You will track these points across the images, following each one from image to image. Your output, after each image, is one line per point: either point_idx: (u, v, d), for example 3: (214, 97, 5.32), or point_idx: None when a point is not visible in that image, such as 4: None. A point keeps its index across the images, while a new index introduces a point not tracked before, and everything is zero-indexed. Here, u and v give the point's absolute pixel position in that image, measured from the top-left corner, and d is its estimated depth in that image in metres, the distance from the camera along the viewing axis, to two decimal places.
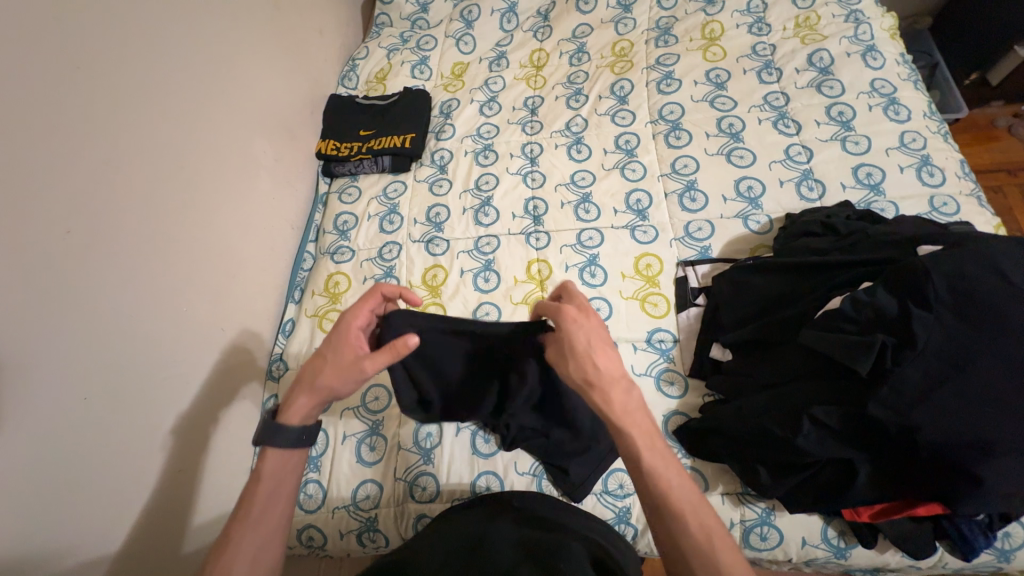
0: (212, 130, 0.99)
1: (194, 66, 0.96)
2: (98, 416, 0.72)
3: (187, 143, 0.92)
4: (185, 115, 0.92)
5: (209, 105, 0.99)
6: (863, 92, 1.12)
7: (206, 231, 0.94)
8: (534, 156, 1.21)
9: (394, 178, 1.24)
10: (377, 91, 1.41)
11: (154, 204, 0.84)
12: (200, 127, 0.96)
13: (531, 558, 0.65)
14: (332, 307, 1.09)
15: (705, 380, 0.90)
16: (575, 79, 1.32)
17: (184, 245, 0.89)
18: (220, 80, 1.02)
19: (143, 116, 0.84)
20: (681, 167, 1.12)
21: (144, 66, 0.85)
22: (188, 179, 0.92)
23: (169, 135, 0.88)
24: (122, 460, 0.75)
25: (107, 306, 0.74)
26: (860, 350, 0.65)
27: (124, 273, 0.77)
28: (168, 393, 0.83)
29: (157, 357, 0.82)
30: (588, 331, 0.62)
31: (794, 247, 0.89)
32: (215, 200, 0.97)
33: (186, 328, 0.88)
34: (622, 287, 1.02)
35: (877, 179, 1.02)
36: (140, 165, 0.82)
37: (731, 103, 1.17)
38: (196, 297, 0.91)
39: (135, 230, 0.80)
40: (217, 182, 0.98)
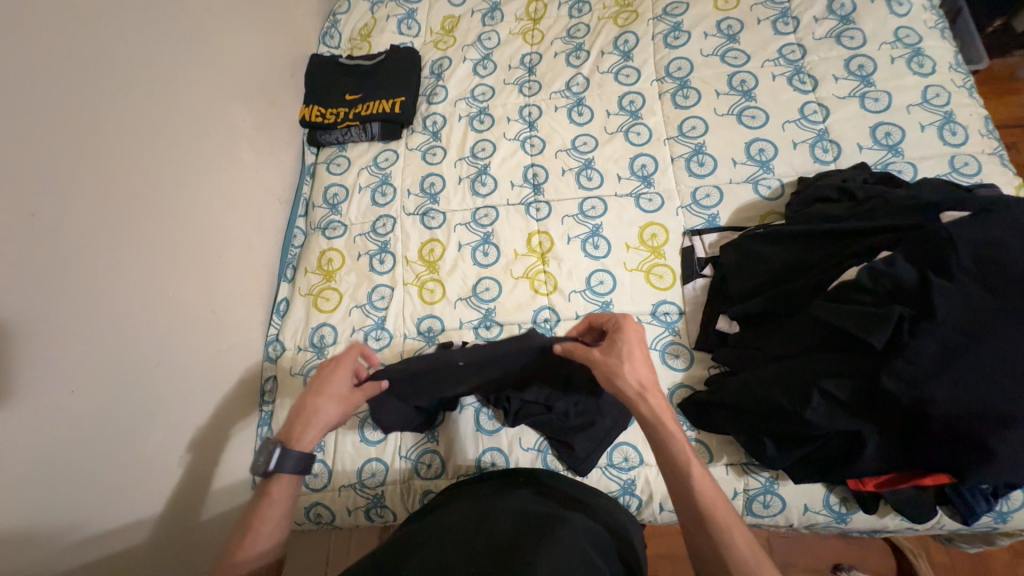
0: (184, 98, 0.91)
1: (158, 25, 0.87)
2: (90, 407, 0.71)
3: (159, 112, 0.85)
4: (153, 81, 0.85)
5: (178, 70, 0.91)
6: (886, 42, 1.04)
7: (188, 209, 0.89)
8: (533, 120, 1.14)
9: (384, 146, 1.17)
10: (362, 50, 1.31)
11: (128, 182, 0.78)
12: (171, 94, 0.88)
13: (530, 525, 0.66)
14: (327, 286, 1.05)
15: (711, 352, 0.88)
16: (575, 33, 1.22)
17: (166, 224, 0.85)
18: (188, 41, 0.93)
19: (107, 84, 0.77)
20: (689, 129, 1.06)
21: (101, 24, 0.76)
22: (164, 153, 0.86)
23: (138, 104, 0.81)
24: (119, 448, 0.74)
25: (88, 293, 0.71)
26: (876, 322, 0.63)
27: (101, 257, 0.73)
28: (161, 380, 0.82)
29: (146, 345, 0.79)
30: (642, 344, 0.67)
31: (808, 213, 0.84)
32: (194, 175, 0.92)
33: (175, 313, 0.85)
34: (627, 259, 0.99)
35: (897, 139, 0.96)
36: (108, 139, 0.76)
37: (744, 57, 1.09)
38: (184, 279, 0.87)
39: (111, 211, 0.75)
40: (195, 156, 0.92)
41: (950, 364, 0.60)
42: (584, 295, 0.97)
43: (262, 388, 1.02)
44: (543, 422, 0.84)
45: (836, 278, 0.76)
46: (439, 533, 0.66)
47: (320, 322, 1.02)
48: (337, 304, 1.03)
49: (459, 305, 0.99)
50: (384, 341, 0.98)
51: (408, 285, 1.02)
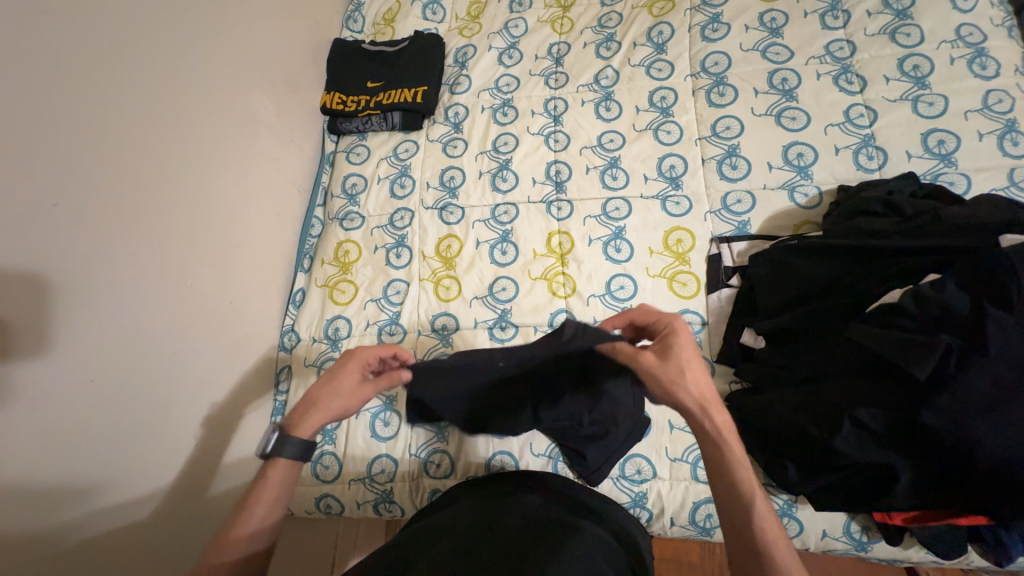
0: (204, 86, 0.91)
1: (176, 10, 0.86)
2: (112, 393, 0.73)
3: (178, 101, 0.85)
4: (171, 68, 0.84)
5: (198, 56, 0.90)
6: (946, 40, 0.96)
7: (206, 199, 0.89)
8: (558, 114, 1.10)
9: (405, 137, 1.15)
10: (385, 35, 1.27)
11: (146, 172, 0.79)
12: (190, 81, 0.88)
13: (535, 529, 0.65)
14: (343, 278, 1.04)
15: (733, 366, 0.85)
16: (606, 22, 1.17)
17: (184, 214, 0.85)
18: (209, 27, 0.93)
19: (125, 73, 0.77)
20: (723, 129, 1.00)
21: (118, 12, 0.76)
22: (183, 142, 0.85)
23: (155, 93, 0.81)
24: (135, 434, 0.76)
25: (106, 283, 0.72)
26: (922, 352, 0.60)
27: (119, 247, 0.74)
28: (178, 368, 0.83)
29: (164, 334, 0.81)
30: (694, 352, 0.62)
31: (848, 227, 0.79)
32: (214, 164, 0.91)
33: (193, 302, 0.86)
34: (649, 264, 0.96)
35: (950, 148, 0.89)
36: (126, 128, 0.76)
37: (787, 54, 1.02)
38: (201, 269, 0.88)
39: (128, 202, 0.76)
40: (214, 144, 0.92)
41: (999, 403, 0.57)
42: (603, 299, 0.94)
43: (276, 377, 1.02)
44: (557, 431, 0.81)
45: (874, 299, 0.72)
46: (451, 531, 0.65)
47: (335, 314, 1.01)
48: (353, 297, 1.02)
49: (475, 304, 0.97)
50: (398, 336, 0.97)
51: (424, 280, 1.01)
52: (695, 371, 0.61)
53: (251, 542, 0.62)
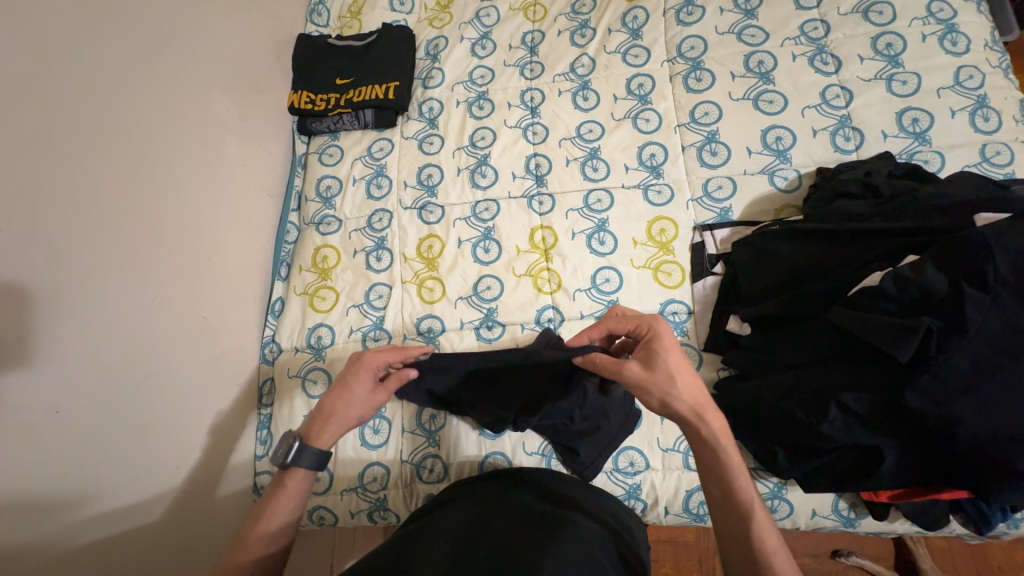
0: (159, 89, 0.85)
1: (121, 8, 0.80)
2: (82, 426, 0.69)
3: (131, 108, 0.79)
4: (120, 72, 0.79)
5: (149, 58, 0.84)
6: (917, 17, 0.96)
7: (169, 211, 0.84)
8: (535, 105, 1.07)
9: (379, 135, 1.11)
10: (352, 29, 1.22)
11: (102, 188, 0.74)
12: (143, 85, 0.82)
13: (531, 525, 0.64)
14: (323, 284, 1.01)
15: (720, 354, 0.86)
16: (580, 8, 1.14)
17: (147, 229, 0.80)
18: (160, 26, 0.87)
19: (68, 78, 0.71)
20: (702, 115, 0.99)
21: (56, 12, 0.70)
22: (141, 152, 0.80)
23: (105, 100, 0.76)
24: (111, 462, 0.73)
25: (65, 309, 0.68)
26: (903, 335, 0.60)
27: (79, 268, 0.70)
28: (154, 390, 0.79)
29: (135, 357, 0.77)
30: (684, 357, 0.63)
31: (828, 210, 0.79)
32: (176, 173, 0.86)
33: (164, 321, 0.82)
34: (633, 255, 0.95)
35: (924, 127, 0.90)
36: (74, 140, 0.71)
37: (762, 36, 1.01)
38: (171, 286, 0.84)
39: (82, 221, 0.71)
40: (174, 152, 0.87)
41: (979, 381, 0.58)
42: (589, 293, 0.94)
43: (259, 391, 0.99)
44: (548, 428, 0.82)
45: (858, 282, 0.72)
46: (442, 532, 0.64)
47: (316, 322, 0.98)
48: (334, 304, 0.99)
49: (460, 305, 0.95)
50: (384, 342, 0.95)
51: (407, 283, 0.99)
52: (688, 378, 0.62)
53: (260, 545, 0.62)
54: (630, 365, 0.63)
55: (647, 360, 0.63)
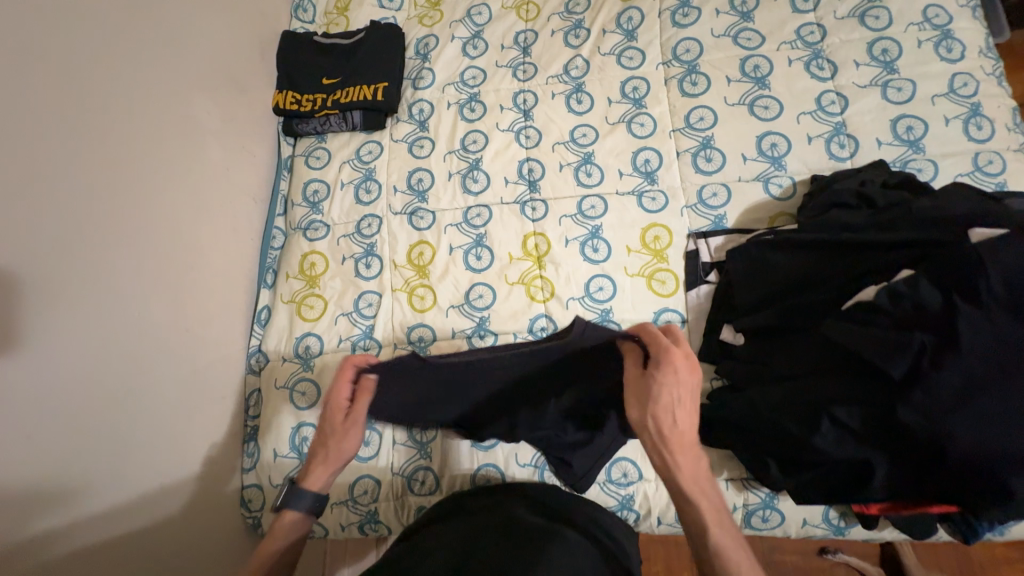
0: (130, 95, 0.81)
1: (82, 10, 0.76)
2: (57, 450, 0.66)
3: (97, 115, 0.76)
4: (84, 78, 0.75)
5: (118, 62, 0.80)
6: (913, 23, 0.95)
7: (146, 221, 0.81)
8: (528, 108, 1.05)
9: (367, 137, 1.08)
10: (338, 26, 1.18)
11: (69, 200, 0.70)
12: (112, 92, 0.79)
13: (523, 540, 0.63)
14: (310, 292, 0.99)
15: (714, 363, 0.86)
16: (574, 8, 1.11)
17: (121, 240, 0.77)
18: (128, 28, 0.83)
19: (26, 87, 0.67)
20: (697, 120, 0.98)
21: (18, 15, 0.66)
22: (111, 161, 0.77)
23: (67, 109, 0.72)
24: (88, 484, 0.70)
25: (35, 329, 0.65)
26: (896, 350, 0.61)
27: (49, 283, 0.67)
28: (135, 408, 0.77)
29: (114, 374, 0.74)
30: (687, 390, 0.58)
31: (822, 220, 0.79)
32: (151, 182, 0.83)
33: (145, 336, 0.79)
34: (627, 263, 0.94)
35: (918, 134, 0.90)
36: (37, 152, 0.68)
37: (758, 39, 1.00)
38: (151, 299, 0.80)
39: (48, 234, 0.68)
40: (149, 159, 0.83)
41: (970, 399, 0.58)
42: (583, 302, 0.93)
43: (246, 403, 0.96)
44: (544, 442, 0.81)
45: (853, 295, 0.72)
46: (431, 550, 0.62)
47: (304, 332, 0.96)
48: (322, 312, 0.97)
49: (451, 314, 0.94)
50: (374, 352, 0.94)
51: (397, 291, 0.97)
52: (685, 399, 0.59)
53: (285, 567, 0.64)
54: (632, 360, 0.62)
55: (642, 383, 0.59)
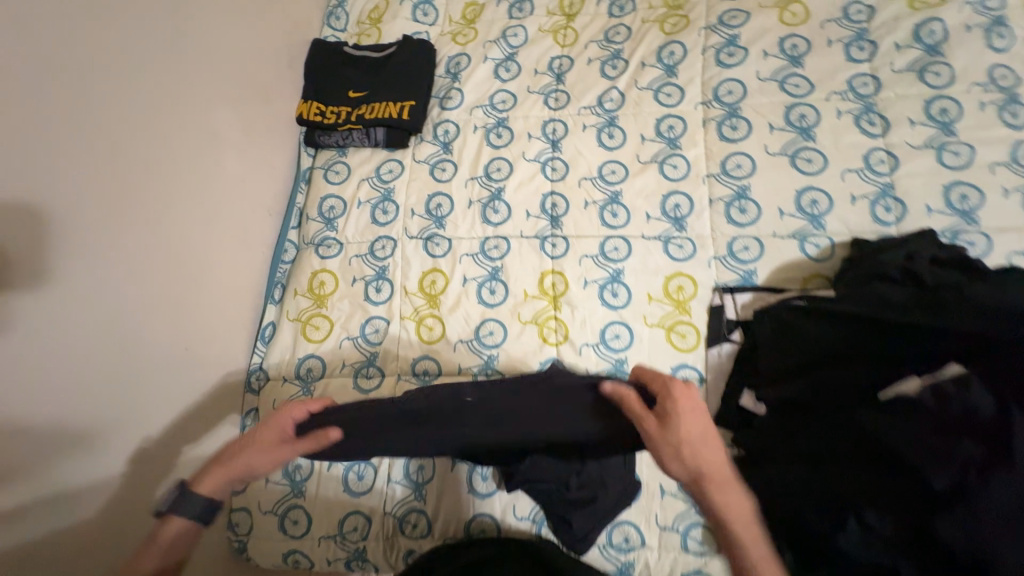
0: (145, 106, 0.81)
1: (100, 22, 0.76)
2: (32, 470, 0.66)
3: (107, 127, 0.75)
4: (96, 90, 0.75)
5: (134, 74, 0.80)
6: (977, 82, 0.88)
7: (149, 236, 0.80)
8: (557, 138, 1.01)
9: (389, 155, 1.05)
10: (371, 37, 1.15)
11: (67, 216, 0.70)
12: (126, 104, 0.78)
13: None
14: (317, 312, 0.96)
15: (729, 430, 0.81)
16: (614, 36, 1.07)
17: (119, 256, 0.76)
18: (150, 39, 0.82)
19: (36, 96, 0.67)
20: (733, 168, 0.93)
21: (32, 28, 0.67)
22: (113, 173, 0.76)
23: (76, 123, 0.72)
24: (58, 501, 0.69)
25: (18, 343, 0.65)
26: (942, 458, 0.56)
27: (35, 296, 0.66)
28: (120, 427, 0.76)
29: (96, 394, 0.73)
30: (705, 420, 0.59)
31: (863, 292, 0.73)
32: (159, 195, 0.82)
33: (136, 354, 0.78)
34: (647, 312, 0.90)
35: (973, 205, 0.83)
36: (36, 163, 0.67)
37: (806, 86, 0.94)
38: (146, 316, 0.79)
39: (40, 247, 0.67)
40: (158, 172, 0.82)
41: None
42: (597, 349, 0.89)
43: (243, 422, 0.94)
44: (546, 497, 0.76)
45: (894, 383, 0.66)
46: None
47: (307, 353, 0.94)
48: (327, 334, 0.94)
49: (459, 349, 0.90)
50: (376, 381, 0.90)
51: (405, 319, 0.94)
52: (705, 444, 0.58)
53: (186, 537, 0.60)
54: (647, 422, 0.58)
55: (665, 419, 0.58)
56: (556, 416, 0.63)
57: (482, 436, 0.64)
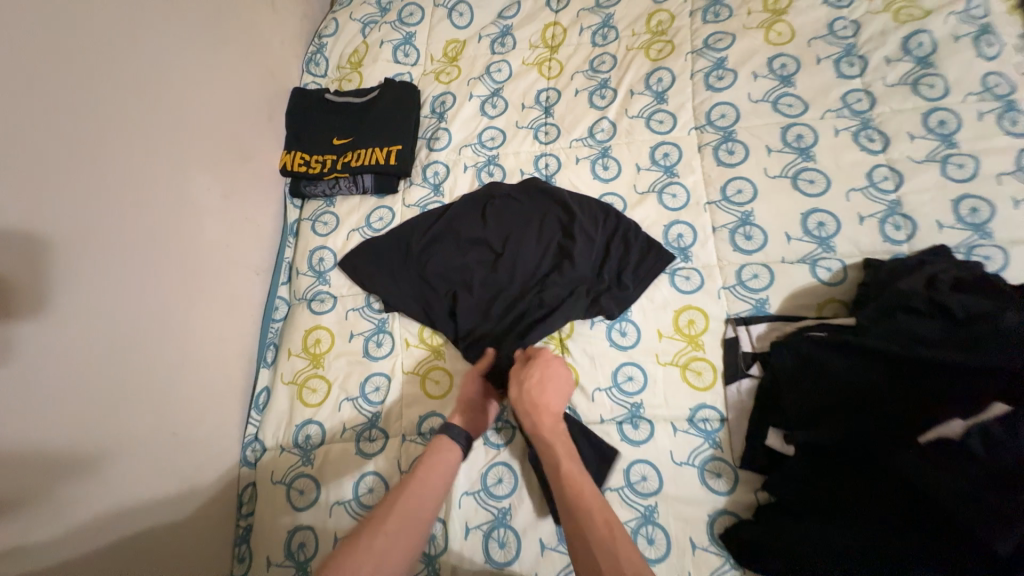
0: (118, 171, 0.73)
1: (64, 82, 0.67)
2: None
3: (72, 200, 0.66)
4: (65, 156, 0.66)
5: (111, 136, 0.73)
6: (972, 92, 0.87)
7: (122, 314, 0.72)
8: (550, 173, 0.99)
9: (379, 202, 1.01)
10: (352, 81, 1.13)
11: (20, 313, 0.59)
12: (104, 170, 0.71)
13: None
14: (313, 372, 0.91)
15: (759, 473, 0.76)
16: (599, 66, 1.06)
17: (96, 341, 0.68)
18: (119, 97, 0.75)
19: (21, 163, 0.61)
20: (734, 193, 0.90)
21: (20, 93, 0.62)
22: (98, 244, 0.69)
23: (41, 203, 0.63)
24: None
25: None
26: (996, 525, 0.53)
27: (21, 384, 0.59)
28: (91, 540, 0.66)
29: (66, 508, 0.63)
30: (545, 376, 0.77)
31: (886, 327, 0.70)
32: (144, 259, 0.75)
33: (117, 455, 0.69)
34: (660, 350, 0.86)
35: (984, 217, 0.80)
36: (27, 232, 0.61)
37: (800, 105, 0.93)
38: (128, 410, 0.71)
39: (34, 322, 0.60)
40: (134, 246, 0.74)
41: None
42: (610, 394, 0.84)
43: (238, 499, 0.87)
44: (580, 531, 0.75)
45: (933, 424, 0.62)
46: None
47: (305, 419, 0.88)
48: (325, 397, 0.89)
49: None
50: (380, 444, 0.84)
51: (406, 374, 0.88)
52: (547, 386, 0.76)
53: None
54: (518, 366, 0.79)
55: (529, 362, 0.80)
56: (535, 212, 0.95)
57: (493, 233, 0.94)
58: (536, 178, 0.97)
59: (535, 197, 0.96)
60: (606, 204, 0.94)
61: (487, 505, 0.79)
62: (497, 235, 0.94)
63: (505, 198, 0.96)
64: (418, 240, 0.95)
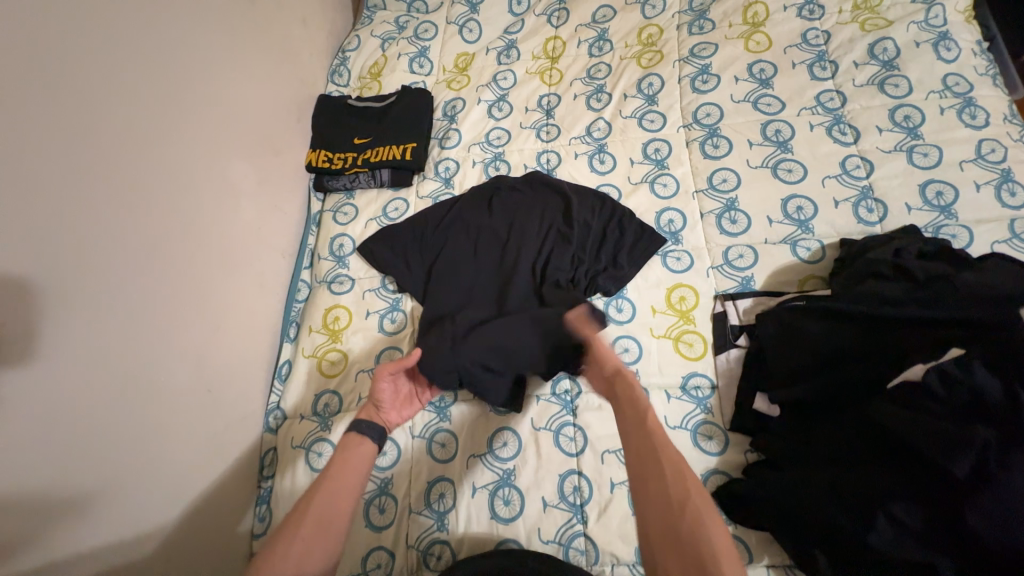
0: (175, 155, 0.83)
1: (136, 76, 0.78)
2: (64, 540, 0.62)
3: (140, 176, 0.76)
4: (135, 139, 0.76)
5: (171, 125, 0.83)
6: (933, 90, 0.96)
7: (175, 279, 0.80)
8: (551, 167, 1.08)
9: (394, 194, 1.11)
10: (371, 89, 1.25)
11: (96, 269, 0.68)
12: (164, 153, 0.81)
13: None
14: (332, 346, 0.98)
15: (747, 435, 0.81)
16: (596, 73, 1.16)
17: (153, 300, 0.76)
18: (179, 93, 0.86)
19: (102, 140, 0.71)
20: (720, 182, 0.99)
21: (105, 85, 0.72)
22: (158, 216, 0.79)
23: (116, 178, 0.72)
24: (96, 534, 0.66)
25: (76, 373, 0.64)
26: (957, 449, 0.57)
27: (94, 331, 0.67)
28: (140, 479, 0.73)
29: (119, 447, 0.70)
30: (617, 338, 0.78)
31: (856, 292, 0.77)
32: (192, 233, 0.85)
33: (162, 407, 0.76)
34: (653, 324, 0.92)
35: (949, 200, 0.88)
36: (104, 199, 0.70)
37: (778, 104, 1.02)
38: (175, 366, 0.79)
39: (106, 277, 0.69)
40: (185, 221, 0.84)
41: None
42: None
43: (260, 463, 0.93)
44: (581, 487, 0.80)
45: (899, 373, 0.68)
46: None
47: (324, 388, 0.94)
48: (342, 368, 0.96)
49: None
50: None
51: None
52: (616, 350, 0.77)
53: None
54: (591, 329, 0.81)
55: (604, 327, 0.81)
56: (538, 201, 1.04)
57: (499, 219, 1.03)
58: (539, 172, 1.06)
59: (539, 189, 1.05)
60: (603, 194, 1.02)
61: (493, 466, 0.85)
62: (504, 220, 1.02)
63: (510, 189, 1.05)
64: (430, 227, 1.04)
